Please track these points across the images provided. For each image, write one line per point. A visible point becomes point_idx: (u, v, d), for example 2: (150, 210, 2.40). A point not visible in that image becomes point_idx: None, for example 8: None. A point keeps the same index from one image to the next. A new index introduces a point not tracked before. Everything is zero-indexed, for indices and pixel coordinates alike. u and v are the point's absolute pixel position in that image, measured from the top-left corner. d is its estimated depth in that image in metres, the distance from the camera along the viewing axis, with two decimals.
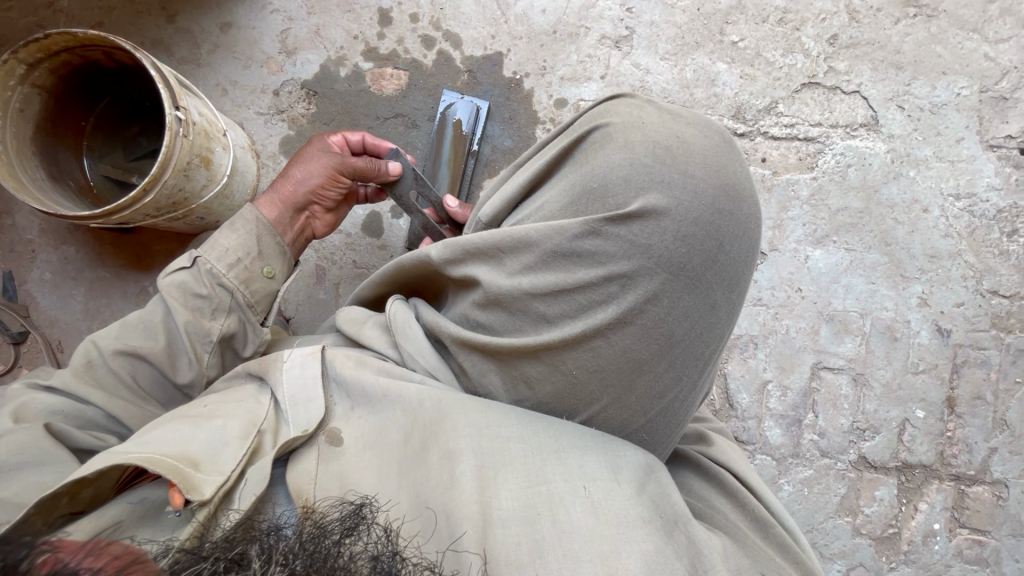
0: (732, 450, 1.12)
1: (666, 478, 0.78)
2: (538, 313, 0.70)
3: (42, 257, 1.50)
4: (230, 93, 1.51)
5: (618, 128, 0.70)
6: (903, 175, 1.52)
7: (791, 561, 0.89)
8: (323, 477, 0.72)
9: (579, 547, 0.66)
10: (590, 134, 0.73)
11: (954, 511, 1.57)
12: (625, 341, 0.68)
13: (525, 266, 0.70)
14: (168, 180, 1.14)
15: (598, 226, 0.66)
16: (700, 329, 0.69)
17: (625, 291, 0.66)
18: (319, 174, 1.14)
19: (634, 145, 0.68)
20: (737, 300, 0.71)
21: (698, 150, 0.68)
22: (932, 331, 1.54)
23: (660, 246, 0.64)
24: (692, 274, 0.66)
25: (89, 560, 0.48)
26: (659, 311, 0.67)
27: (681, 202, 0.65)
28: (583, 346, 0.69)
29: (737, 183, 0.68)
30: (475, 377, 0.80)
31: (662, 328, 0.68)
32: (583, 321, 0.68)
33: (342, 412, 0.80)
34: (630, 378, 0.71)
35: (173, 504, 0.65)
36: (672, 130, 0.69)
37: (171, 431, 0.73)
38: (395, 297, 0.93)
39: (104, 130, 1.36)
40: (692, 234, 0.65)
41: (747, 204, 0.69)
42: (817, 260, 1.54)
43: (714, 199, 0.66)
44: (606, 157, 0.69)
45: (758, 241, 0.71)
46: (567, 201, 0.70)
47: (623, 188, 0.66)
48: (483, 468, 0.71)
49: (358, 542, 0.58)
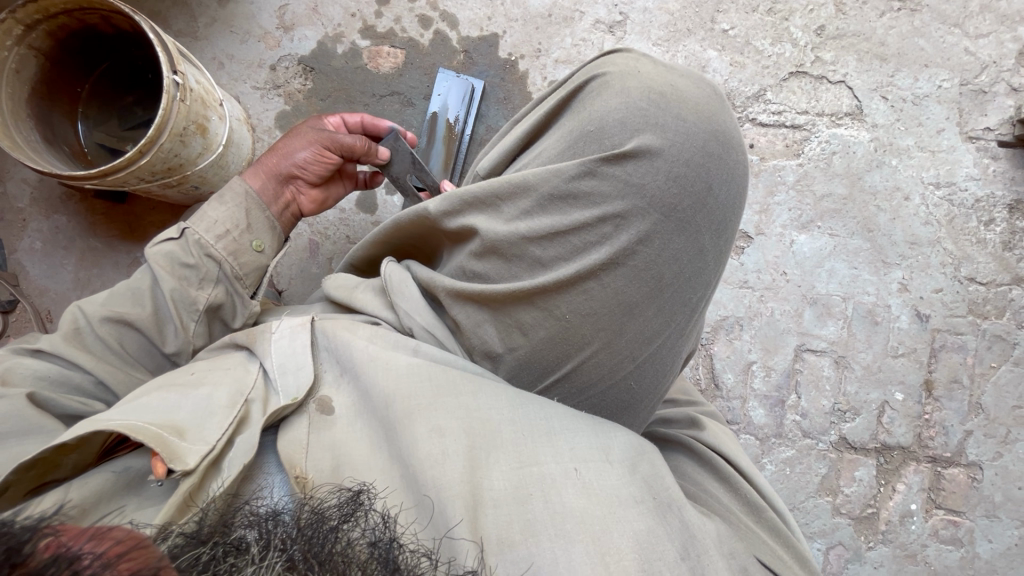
0: (716, 429, 1.15)
1: (658, 461, 0.82)
2: (533, 258, 0.72)
3: (33, 226, 1.50)
4: (227, 67, 1.52)
5: (615, 76, 0.73)
6: (886, 164, 1.57)
7: (778, 539, 0.93)
8: (315, 448, 0.72)
9: (572, 527, 0.68)
10: (588, 83, 0.75)
11: (930, 492, 1.61)
12: (617, 282, 0.70)
13: (523, 210, 0.72)
14: (164, 144, 1.14)
15: (594, 167, 0.68)
16: (688, 274, 0.72)
17: (619, 232, 0.68)
18: (306, 147, 1.13)
19: (630, 90, 0.70)
20: (724, 248, 0.74)
21: (691, 97, 0.71)
22: (911, 316, 1.58)
23: (653, 186, 0.67)
24: (682, 216, 0.68)
25: (92, 544, 0.42)
26: (650, 252, 0.69)
27: (673, 144, 0.67)
28: (576, 289, 0.71)
29: (727, 132, 0.71)
30: (469, 329, 0.79)
31: (653, 270, 0.70)
32: (577, 262, 0.70)
33: (331, 379, 0.82)
34: (621, 320, 0.73)
35: (156, 473, 0.65)
36: (667, 78, 0.72)
37: (157, 401, 0.74)
38: (387, 258, 0.94)
39: (100, 98, 1.36)
40: (684, 175, 0.67)
41: (735, 152, 0.72)
42: (802, 244, 1.58)
43: (705, 142, 0.68)
44: (602, 102, 0.71)
45: (744, 194, 0.74)
46: (565, 144, 0.72)
47: (618, 129, 0.68)
48: (475, 448, 0.73)
49: (355, 527, 0.58)
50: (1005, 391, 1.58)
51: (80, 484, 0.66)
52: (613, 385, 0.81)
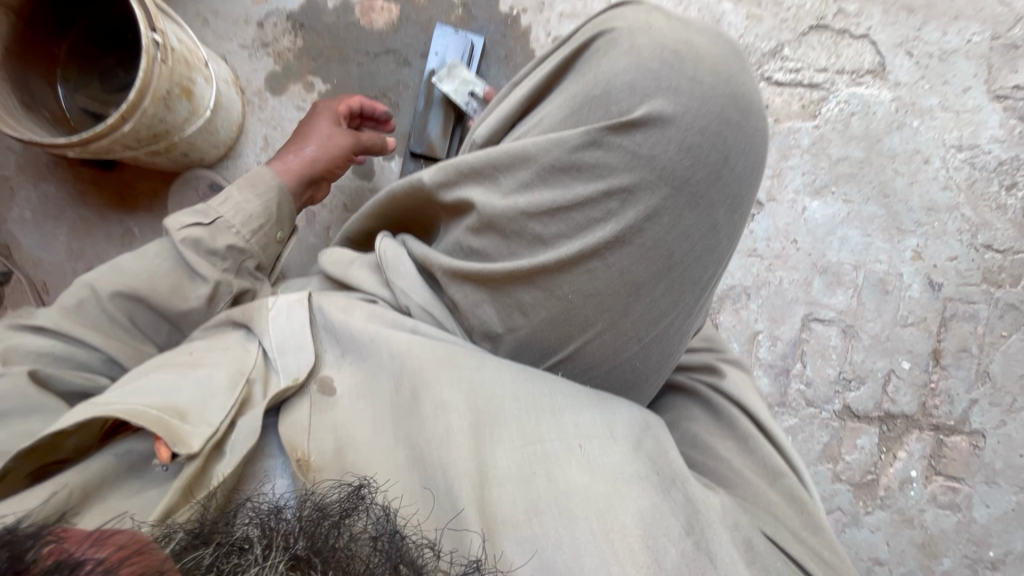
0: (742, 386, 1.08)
1: (663, 436, 0.79)
2: (534, 235, 0.69)
3: (21, 195, 1.46)
4: (211, 24, 1.44)
5: (623, 32, 0.66)
6: (906, 125, 1.50)
7: (797, 514, 0.87)
8: (317, 429, 0.70)
9: (576, 504, 0.67)
10: (593, 41, 0.68)
11: (931, 459, 1.61)
12: (623, 261, 0.67)
13: (522, 183, 0.67)
14: (147, 108, 1.08)
15: (599, 136, 0.63)
16: (699, 251, 0.68)
17: (626, 207, 0.64)
18: (331, 152, 1.25)
19: (640, 49, 0.64)
20: (738, 222, 0.70)
21: (708, 56, 0.65)
22: (923, 284, 1.54)
23: (663, 158, 0.63)
24: (694, 189, 0.64)
25: (93, 549, 0.40)
26: (659, 229, 0.65)
27: (687, 110, 0.62)
28: (580, 268, 0.68)
29: (746, 95, 0.66)
30: (467, 309, 0.77)
31: (662, 248, 0.66)
32: (580, 241, 0.66)
33: (332, 359, 0.79)
34: (627, 300, 0.70)
35: (161, 457, 0.63)
36: (681, 35, 0.66)
37: (155, 382, 0.72)
38: (383, 233, 0.91)
39: (79, 60, 1.29)
40: (698, 145, 0.63)
41: (755, 117, 0.66)
42: (814, 211, 1.53)
43: (721, 108, 0.63)
44: (610, 63, 0.65)
45: (762, 163, 0.69)
46: (567, 111, 0.67)
47: (627, 94, 0.63)
48: (479, 424, 0.71)
49: (359, 520, 0.56)
50: (1014, 360, 1.56)
51: (80, 468, 0.65)
52: (617, 365, 0.78)
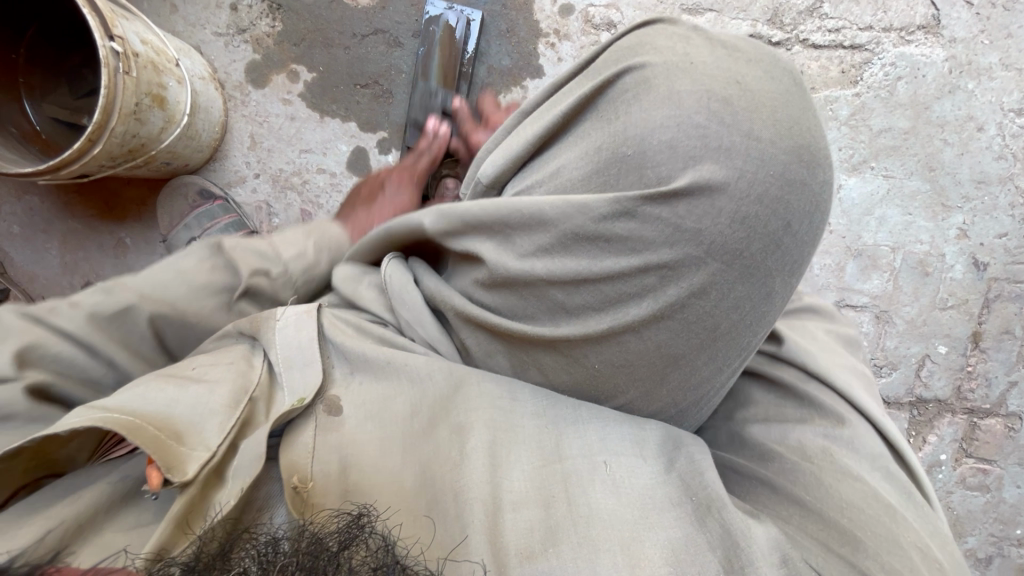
0: (816, 356, 0.87)
1: (696, 456, 0.70)
2: (556, 301, 0.61)
3: (7, 209, 1.39)
4: (181, 10, 1.30)
5: (659, 70, 0.56)
6: (960, 88, 1.33)
7: (873, 532, 0.66)
8: (321, 451, 0.60)
9: (599, 534, 0.59)
10: (620, 79, 0.59)
11: (963, 442, 1.56)
12: (661, 336, 0.59)
13: (539, 247, 0.59)
14: (117, 127, 0.99)
15: (633, 206, 0.53)
16: (751, 321, 0.59)
17: (666, 284, 0.55)
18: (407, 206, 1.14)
19: (682, 95, 0.54)
20: (795, 284, 0.60)
21: (767, 101, 0.54)
22: (968, 265, 1.43)
23: (713, 232, 0.52)
24: (749, 262, 0.54)
25: None
26: (705, 306, 0.56)
27: (743, 174, 0.51)
28: (609, 341, 0.61)
29: (813, 143, 0.55)
30: (478, 356, 0.72)
31: (706, 323, 0.58)
32: (610, 316, 0.59)
33: (341, 377, 0.68)
34: (664, 372, 0.63)
35: (151, 483, 0.51)
36: (731, 71, 0.55)
37: (145, 391, 0.58)
38: (391, 256, 0.78)
39: (41, 65, 1.18)
40: (755, 215, 0.52)
41: (823, 169, 0.55)
42: (850, 189, 1.40)
43: (784, 166, 0.52)
44: (643, 112, 0.55)
45: (827, 217, 0.58)
46: (591, 167, 0.58)
47: (666, 156, 0.53)
48: (497, 441, 0.64)
49: (359, 552, 0.46)
50: None
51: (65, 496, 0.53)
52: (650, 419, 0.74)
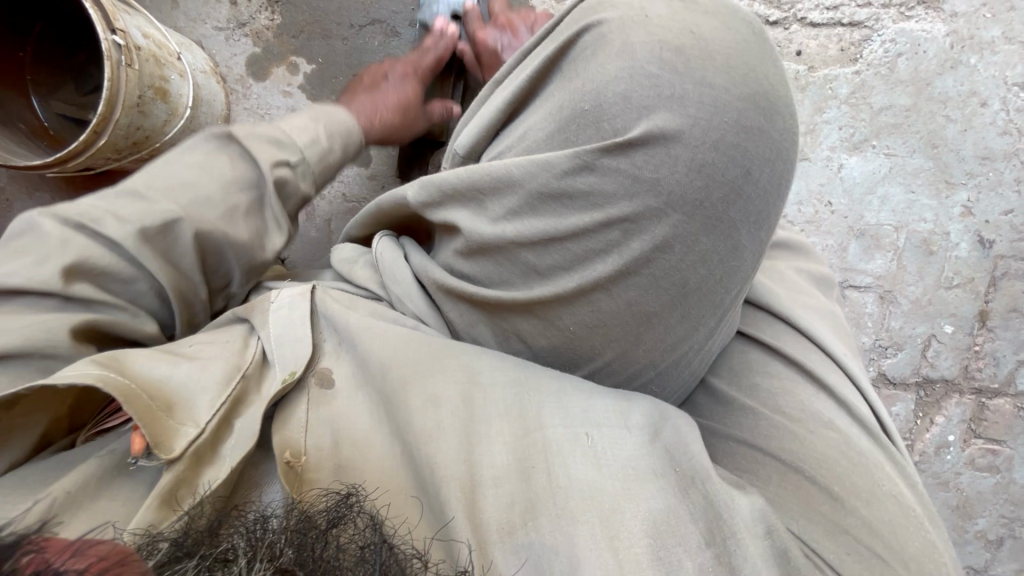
0: (785, 299, 0.92)
1: (682, 428, 0.71)
2: (528, 263, 0.62)
3: (18, 205, 1.42)
4: (182, 6, 1.33)
5: (615, 26, 0.58)
6: (962, 63, 1.32)
7: (850, 491, 0.72)
8: (313, 424, 0.61)
9: (576, 506, 0.59)
10: (581, 37, 0.60)
11: (971, 423, 1.54)
12: (630, 293, 0.60)
13: (510, 209, 0.60)
14: (121, 119, 1.01)
15: (592, 159, 0.55)
16: (720, 274, 0.60)
17: (629, 237, 0.57)
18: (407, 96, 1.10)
19: (635, 47, 0.55)
20: (765, 237, 0.61)
21: (720, 49, 0.55)
22: (973, 243, 1.41)
23: (670, 180, 0.54)
24: (710, 210, 0.55)
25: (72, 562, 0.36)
26: (671, 258, 0.57)
27: (697, 122, 0.53)
28: (580, 301, 0.62)
29: (770, 90, 0.56)
30: (461, 328, 0.73)
31: (674, 276, 0.59)
32: (579, 274, 0.60)
33: (331, 349, 0.69)
34: (638, 331, 0.64)
35: (134, 450, 0.53)
36: (685, 22, 0.56)
37: (140, 362, 0.59)
38: (384, 234, 0.81)
39: (47, 62, 1.21)
40: (711, 162, 0.54)
41: (782, 119, 0.56)
42: (852, 168, 1.39)
43: (738, 114, 0.54)
44: (599, 68, 0.57)
45: (791, 168, 0.59)
46: (555, 126, 0.59)
47: (622, 107, 0.55)
48: (472, 417, 0.64)
49: (347, 530, 0.49)
50: None
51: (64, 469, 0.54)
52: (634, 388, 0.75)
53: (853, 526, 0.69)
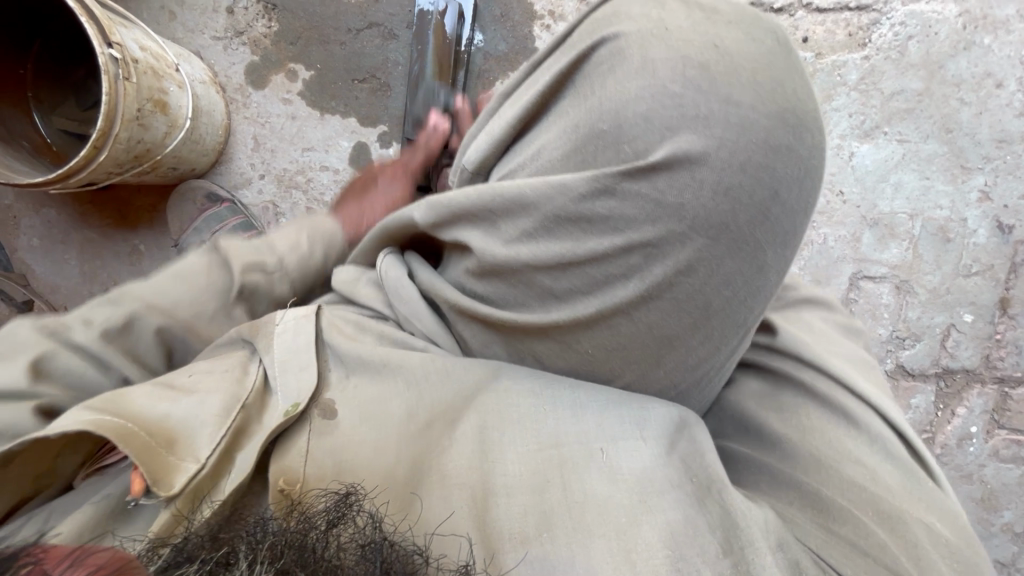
0: (814, 348, 0.86)
1: (699, 435, 0.68)
2: (544, 288, 0.61)
3: (26, 222, 1.43)
4: (179, 17, 1.32)
5: (634, 38, 0.55)
6: (976, 44, 1.28)
7: (874, 513, 0.68)
8: (315, 451, 0.59)
9: (592, 519, 0.58)
10: (596, 49, 0.57)
11: (994, 414, 1.50)
12: (651, 316, 0.58)
13: (523, 233, 0.58)
14: (121, 133, 1.01)
15: (611, 183, 0.53)
16: (744, 296, 0.58)
17: (651, 263, 0.55)
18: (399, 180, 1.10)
19: (656, 64, 0.53)
20: (790, 255, 0.59)
21: (744, 63, 0.52)
22: (992, 229, 1.37)
23: (694, 205, 0.52)
24: (736, 234, 0.54)
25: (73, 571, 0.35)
26: (695, 282, 0.56)
27: (723, 143, 0.51)
28: (600, 324, 0.60)
29: (799, 107, 0.54)
30: (475, 347, 0.71)
31: (697, 299, 0.57)
32: (598, 299, 0.58)
33: (336, 380, 0.65)
34: (660, 352, 0.62)
35: (134, 490, 0.52)
36: (708, 33, 0.54)
37: (143, 396, 0.58)
38: (387, 252, 0.76)
39: (48, 79, 1.21)
40: (739, 185, 0.52)
41: (809, 132, 0.54)
42: (863, 156, 1.36)
43: (766, 133, 0.51)
44: (617, 85, 0.54)
45: (818, 186, 0.57)
46: (569, 146, 0.56)
47: (642, 128, 0.52)
48: (488, 444, 0.62)
49: (347, 531, 0.49)
50: None
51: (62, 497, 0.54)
52: None
53: (880, 547, 0.65)
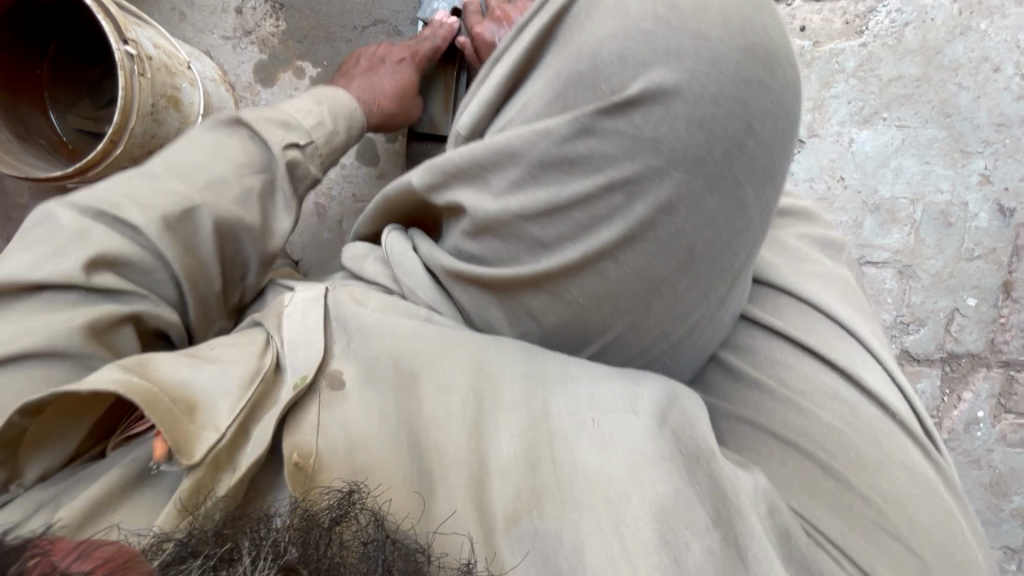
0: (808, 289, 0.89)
1: (690, 407, 0.69)
2: (533, 238, 0.63)
3: None
4: (190, 18, 1.36)
5: None
6: (971, 29, 1.30)
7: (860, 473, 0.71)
8: (325, 427, 0.59)
9: (581, 494, 0.60)
10: (575, 3, 0.61)
11: (1000, 398, 1.50)
12: (637, 258, 0.61)
13: (511, 183, 0.61)
14: (136, 128, 1.03)
15: (591, 122, 0.56)
16: (728, 235, 0.61)
17: (633, 200, 0.58)
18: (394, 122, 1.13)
19: (630, 6, 0.57)
20: (770, 195, 0.61)
21: (715, 6, 0.56)
22: (993, 212, 1.38)
23: (670, 137, 0.55)
24: (713, 168, 0.57)
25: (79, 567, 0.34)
26: (676, 218, 0.58)
27: (694, 76, 0.55)
28: (588, 270, 0.62)
29: (769, 43, 0.57)
30: (473, 310, 0.73)
31: (680, 238, 0.59)
32: (584, 242, 0.60)
33: (342, 352, 0.67)
34: (649, 299, 0.64)
35: (156, 455, 0.52)
36: None
37: (165, 363, 0.58)
38: (392, 227, 0.80)
39: (64, 79, 1.25)
40: (711, 116, 0.55)
41: (780, 73, 0.58)
42: (863, 141, 1.37)
43: (737, 64, 0.55)
44: (594, 28, 0.58)
45: (794, 125, 0.60)
46: (553, 94, 0.59)
47: (619, 66, 0.56)
48: (482, 413, 0.64)
49: (351, 528, 0.48)
50: None
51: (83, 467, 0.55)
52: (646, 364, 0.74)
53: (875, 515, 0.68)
